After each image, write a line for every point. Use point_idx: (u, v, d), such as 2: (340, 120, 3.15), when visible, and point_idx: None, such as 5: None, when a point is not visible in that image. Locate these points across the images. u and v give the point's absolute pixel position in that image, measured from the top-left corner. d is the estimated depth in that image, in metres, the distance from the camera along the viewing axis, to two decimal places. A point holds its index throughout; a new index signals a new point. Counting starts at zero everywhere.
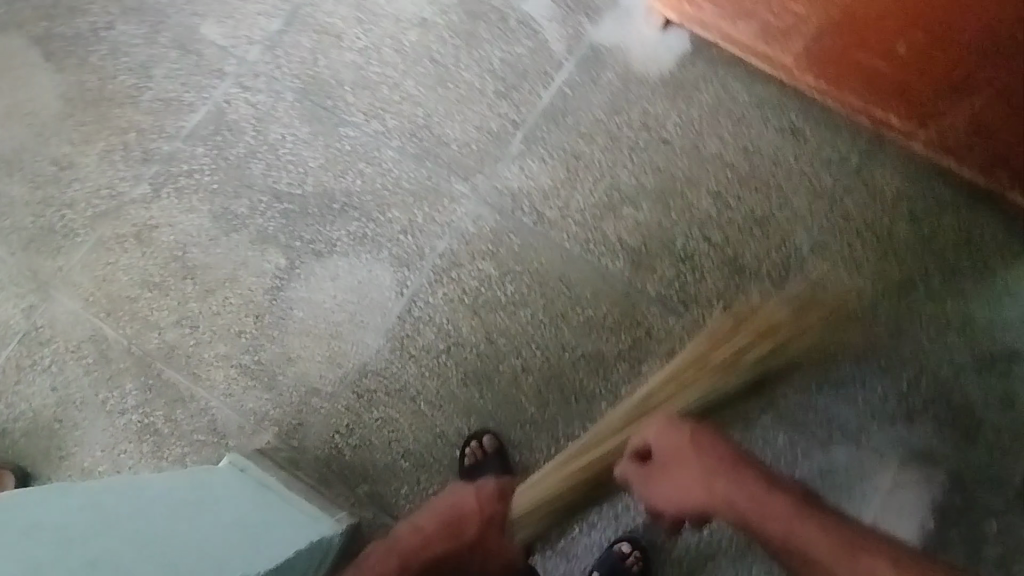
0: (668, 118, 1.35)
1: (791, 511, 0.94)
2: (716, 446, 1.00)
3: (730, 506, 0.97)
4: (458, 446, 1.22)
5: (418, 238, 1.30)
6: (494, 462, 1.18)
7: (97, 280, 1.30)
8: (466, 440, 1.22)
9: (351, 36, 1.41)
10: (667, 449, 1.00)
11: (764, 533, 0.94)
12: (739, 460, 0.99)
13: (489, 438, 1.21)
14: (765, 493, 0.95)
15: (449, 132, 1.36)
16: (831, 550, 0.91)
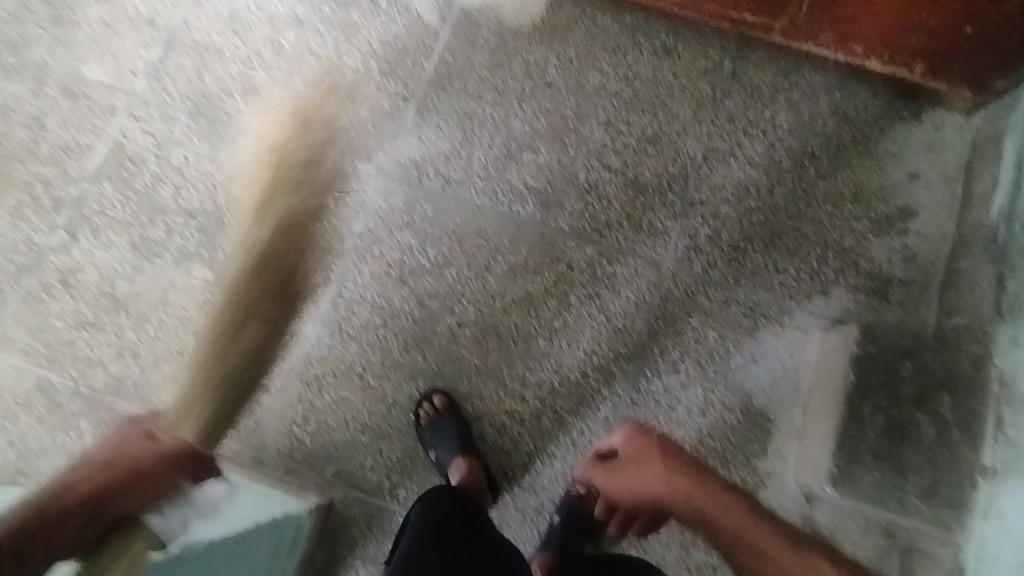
0: (548, 63, 1.42)
1: (742, 506, 0.90)
2: (679, 454, 0.99)
3: (695, 515, 0.91)
4: (412, 409, 1.26)
5: (335, 224, 1.34)
6: (446, 417, 1.21)
7: (32, 331, 1.32)
8: (420, 400, 1.25)
9: (232, 49, 1.46)
10: (632, 447, 0.99)
11: (712, 525, 0.89)
12: (704, 469, 0.96)
13: (439, 396, 1.24)
14: (720, 489, 0.92)
15: (344, 118, 1.40)
16: (775, 540, 0.85)
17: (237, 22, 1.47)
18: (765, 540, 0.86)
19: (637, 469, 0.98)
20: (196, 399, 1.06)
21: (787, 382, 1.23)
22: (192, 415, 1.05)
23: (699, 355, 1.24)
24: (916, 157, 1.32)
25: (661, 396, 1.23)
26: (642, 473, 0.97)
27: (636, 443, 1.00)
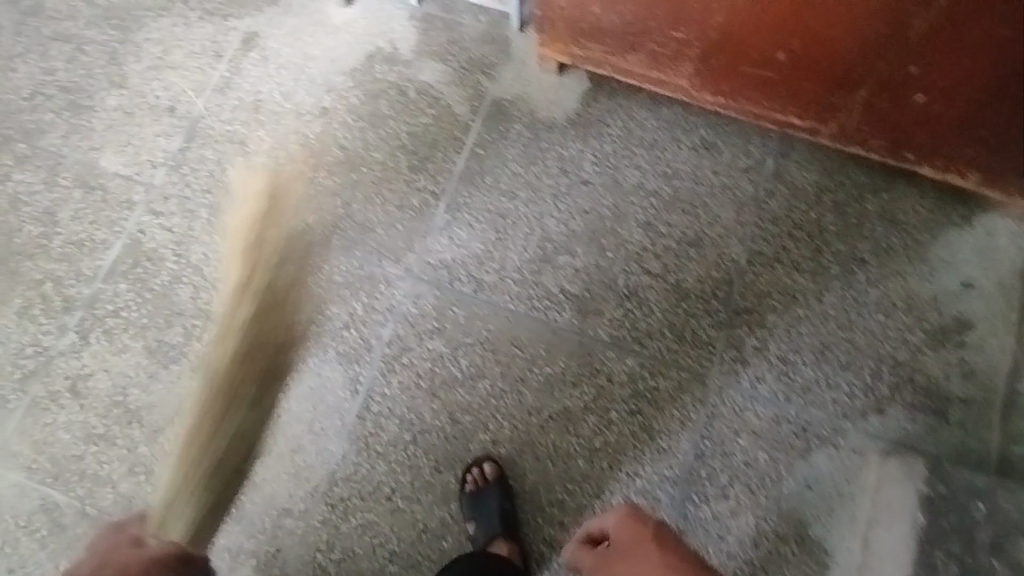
0: (583, 158, 1.36)
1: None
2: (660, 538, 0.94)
3: None
4: (458, 475, 1.20)
5: (362, 330, 1.28)
6: (494, 490, 1.16)
7: (38, 445, 1.24)
8: (467, 466, 1.20)
9: (256, 140, 1.41)
10: (622, 531, 0.97)
11: None
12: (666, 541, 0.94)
13: (490, 465, 1.19)
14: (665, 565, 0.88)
15: (371, 216, 1.34)
16: None
17: (261, 111, 1.43)
18: None
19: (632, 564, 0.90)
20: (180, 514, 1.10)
21: (843, 510, 1.16)
22: (176, 528, 1.10)
23: (748, 479, 1.18)
24: (973, 264, 1.26)
25: (709, 523, 1.17)
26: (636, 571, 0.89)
27: (632, 530, 0.96)
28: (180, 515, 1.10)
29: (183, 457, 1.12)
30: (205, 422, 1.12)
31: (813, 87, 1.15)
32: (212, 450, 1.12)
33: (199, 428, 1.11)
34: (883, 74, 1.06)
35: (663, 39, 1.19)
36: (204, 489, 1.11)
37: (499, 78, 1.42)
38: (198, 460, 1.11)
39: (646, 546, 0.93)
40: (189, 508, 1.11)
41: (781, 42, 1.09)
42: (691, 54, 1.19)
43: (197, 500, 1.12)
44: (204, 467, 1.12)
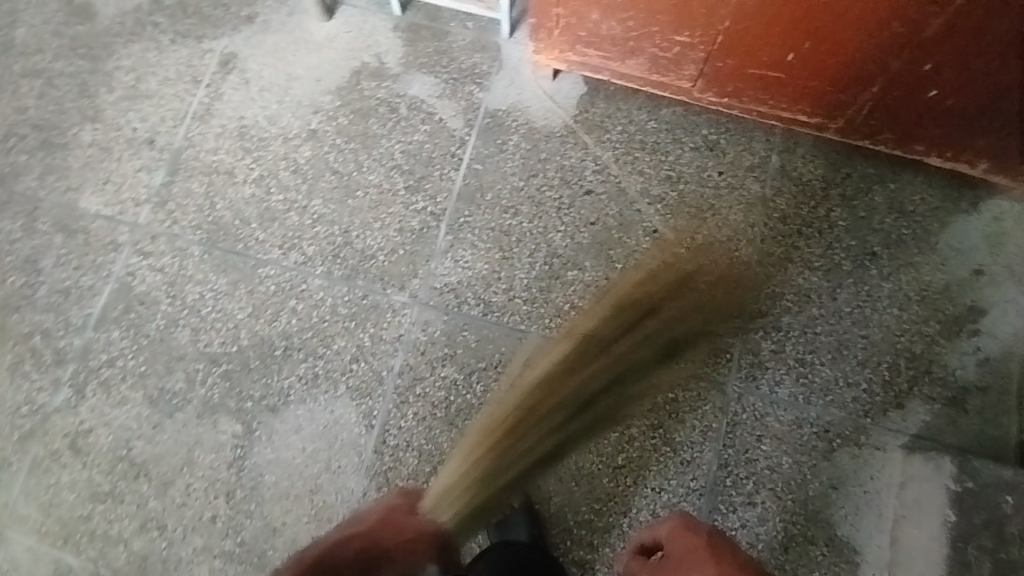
0: (585, 168, 1.32)
1: None
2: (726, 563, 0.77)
3: None
4: None
5: (373, 361, 1.24)
6: (521, 516, 1.15)
7: (44, 506, 1.20)
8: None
9: (243, 169, 1.36)
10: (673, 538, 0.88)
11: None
12: None
13: None
14: None
15: (372, 243, 1.30)
16: None
17: (246, 138, 1.37)
18: None
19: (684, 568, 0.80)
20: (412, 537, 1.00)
21: (870, 509, 1.16)
22: (448, 510, 1.06)
23: (774, 485, 1.17)
24: (981, 251, 1.26)
25: (738, 533, 1.16)
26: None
27: (685, 539, 0.85)
28: (451, 503, 1.06)
29: (473, 457, 1.09)
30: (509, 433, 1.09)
31: (821, 85, 1.15)
32: (516, 451, 1.09)
33: (500, 429, 1.09)
34: (896, 71, 1.07)
35: (665, 43, 1.16)
36: (474, 477, 1.07)
37: (492, 88, 1.37)
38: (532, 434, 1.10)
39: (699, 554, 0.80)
40: (443, 496, 1.07)
41: (792, 45, 1.08)
42: (694, 57, 1.17)
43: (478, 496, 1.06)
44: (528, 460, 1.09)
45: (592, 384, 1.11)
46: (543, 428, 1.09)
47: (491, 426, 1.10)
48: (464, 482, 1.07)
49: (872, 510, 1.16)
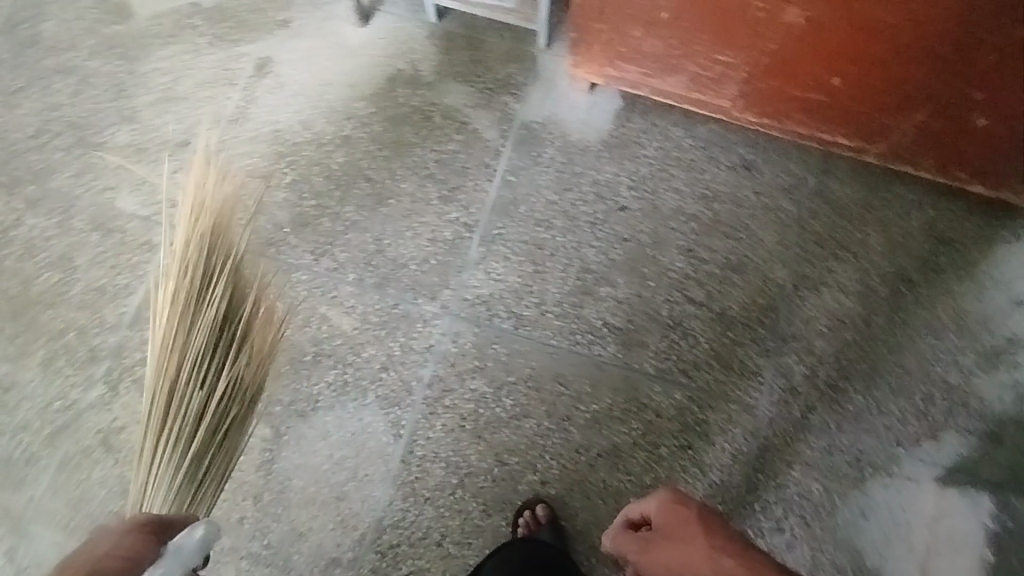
0: (620, 183, 1.32)
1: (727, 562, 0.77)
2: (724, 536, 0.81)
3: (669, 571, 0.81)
4: (510, 518, 1.19)
5: (401, 371, 1.24)
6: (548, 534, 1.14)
7: (73, 502, 1.21)
8: (519, 509, 1.19)
9: (277, 173, 1.36)
10: (661, 515, 0.88)
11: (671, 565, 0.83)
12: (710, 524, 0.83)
13: (542, 507, 1.17)
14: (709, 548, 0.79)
15: (404, 252, 1.30)
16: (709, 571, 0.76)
17: (280, 142, 1.37)
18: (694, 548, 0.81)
19: (676, 549, 0.82)
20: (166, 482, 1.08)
21: (900, 540, 1.15)
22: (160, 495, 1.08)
23: (804, 512, 1.16)
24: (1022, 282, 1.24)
25: None
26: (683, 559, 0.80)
27: (673, 515, 0.86)
28: (161, 494, 1.08)
29: (140, 457, 1.08)
30: (183, 376, 1.09)
31: (865, 108, 1.13)
32: (188, 411, 1.09)
33: (175, 396, 1.09)
34: (944, 97, 1.05)
35: (707, 62, 1.15)
36: (184, 451, 1.09)
37: (528, 99, 1.36)
38: (220, 410, 1.13)
39: (690, 526, 0.83)
40: (168, 481, 1.08)
41: (837, 68, 1.07)
42: (735, 77, 1.16)
43: (229, 460, 1.16)
44: (218, 435, 1.13)
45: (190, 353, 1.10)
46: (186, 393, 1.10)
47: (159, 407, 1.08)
48: (159, 469, 1.08)
49: (901, 541, 1.15)
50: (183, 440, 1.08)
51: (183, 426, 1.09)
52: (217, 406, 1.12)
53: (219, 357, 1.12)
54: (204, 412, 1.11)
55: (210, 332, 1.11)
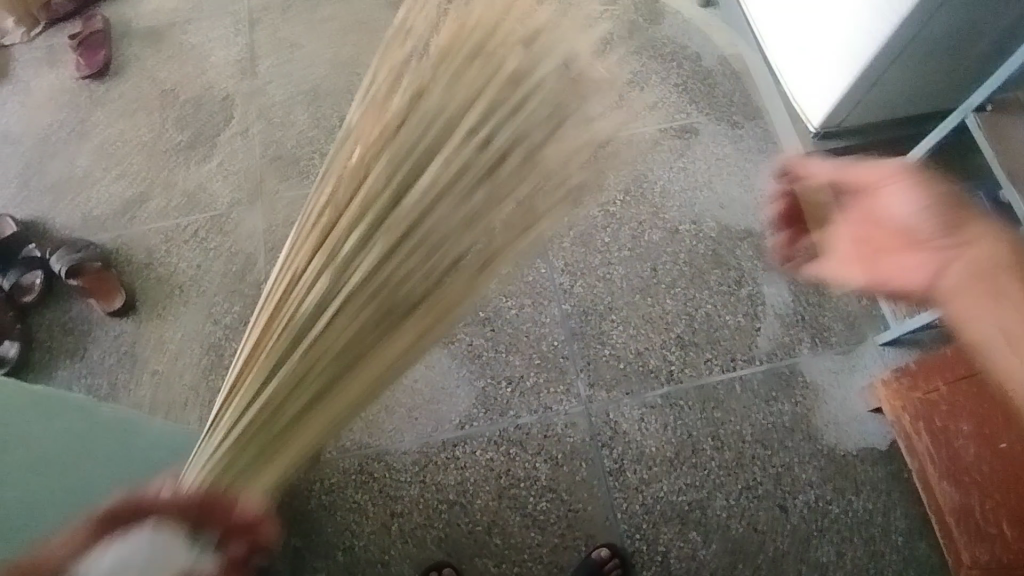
0: (805, 492, 1.21)
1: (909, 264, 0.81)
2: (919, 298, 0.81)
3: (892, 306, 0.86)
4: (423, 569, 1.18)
5: (516, 396, 1.29)
6: None
7: (288, 220, 1.46)
8: (433, 565, 1.17)
9: (610, 195, 1.44)
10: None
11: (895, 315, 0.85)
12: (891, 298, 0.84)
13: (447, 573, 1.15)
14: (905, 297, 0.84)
15: (612, 335, 1.33)
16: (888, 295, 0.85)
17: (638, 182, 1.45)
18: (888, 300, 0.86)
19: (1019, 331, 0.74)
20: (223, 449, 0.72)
21: None
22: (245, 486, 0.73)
23: None
24: None
25: None
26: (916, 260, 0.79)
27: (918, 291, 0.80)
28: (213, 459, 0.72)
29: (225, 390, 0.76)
30: (307, 311, 0.74)
31: None
32: (301, 340, 0.74)
33: (280, 311, 0.75)
34: None
35: (988, 512, 1.02)
36: (257, 399, 0.74)
37: (819, 358, 1.29)
38: (337, 352, 0.74)
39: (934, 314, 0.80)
40: (222, 442, 0.73)
41: None
42: (996, 553, 1.00)
43: (325, 429, 0.76)
44: (317, 385, 0.74)
45: (320, 301, 0.74)
46: (284, 359, 0.74)
47: (269, 347, 0.74)
48: (223, 415, 0.75)
49: None
50: (251, 389, 0.74)
51: (268, 367, 0.74)
52: (337, 352, 0.74)
53: (348, 282, 0.74)
54: (295, 342, 0.74)
55: (344, 260, 0.74)
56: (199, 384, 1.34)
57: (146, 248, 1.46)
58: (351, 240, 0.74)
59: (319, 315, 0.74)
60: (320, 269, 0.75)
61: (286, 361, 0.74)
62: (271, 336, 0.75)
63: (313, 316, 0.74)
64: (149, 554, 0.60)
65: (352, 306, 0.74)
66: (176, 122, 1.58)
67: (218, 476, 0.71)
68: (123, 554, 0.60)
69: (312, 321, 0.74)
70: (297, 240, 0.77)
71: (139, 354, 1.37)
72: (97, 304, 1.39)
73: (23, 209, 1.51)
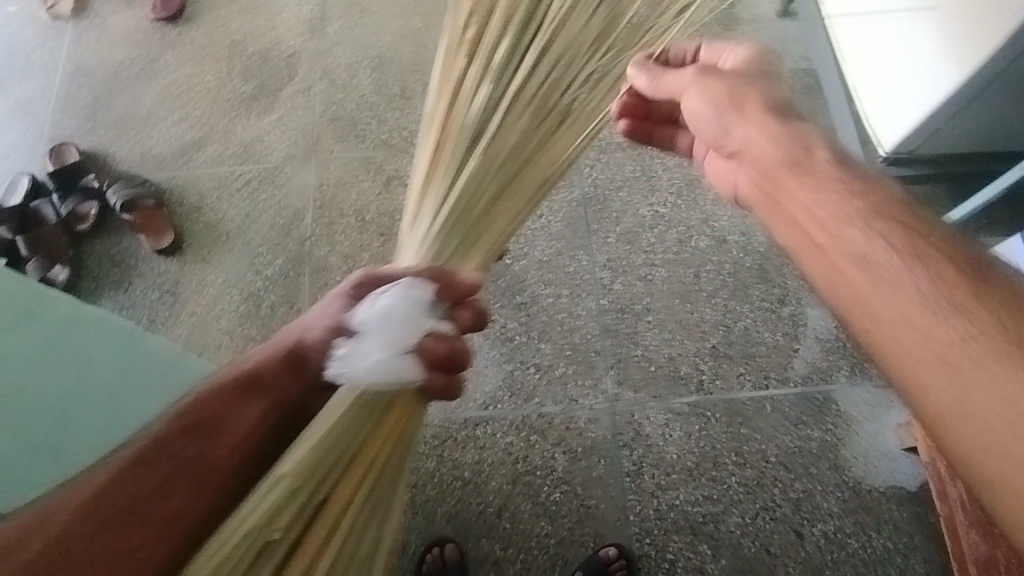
0: (824, 521, 1.18)
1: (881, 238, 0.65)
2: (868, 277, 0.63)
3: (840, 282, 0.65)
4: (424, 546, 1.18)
5: (542, 384, 1.28)
6: None
7: (339, 181, 1.48)
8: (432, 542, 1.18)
9: (662, 196, 1.43)
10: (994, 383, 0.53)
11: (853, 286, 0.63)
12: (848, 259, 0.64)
13: (450, 547, 1.16)
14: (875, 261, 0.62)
15: (647, 336, 1.31)
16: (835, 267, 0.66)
17: (692, 187, 1.43)
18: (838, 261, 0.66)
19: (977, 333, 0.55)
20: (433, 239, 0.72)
21: None
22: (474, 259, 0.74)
23: None
24: None
25: None
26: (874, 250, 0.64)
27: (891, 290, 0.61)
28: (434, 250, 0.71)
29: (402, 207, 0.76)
30: (470, 103, 0.75)
31: None
32: (471, 129, 0.75)
33: (453, 108, 0.76)
34: None
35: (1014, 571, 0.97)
36: (455, 185, 0.73)
37: (856, 389, 1.26)
38: (538, 120, 0.78)
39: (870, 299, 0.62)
40: (433, 224, 0.71)
41: None
42: None
43: (521, 209, 0.78)
44: (509, 166, 0.76)
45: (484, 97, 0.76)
46: (462, 150, 0.75)
47: (447, 146, 0.74)
48: (420, 214, 0.73)
49: None
50: (445, 181, 0.73)
51: (458, 158, 0.74)
52: (528, 136, 0.77)
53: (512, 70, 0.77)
54: (481, 133, 0.75)
55: (502, 64, 0.77)
56: (235, 330, 1.36)
57: (198, 192, 1.49)
58: (505, 45, 0.77)
59: (482, 103, 0.76)
60: (481, 74, 0.76)
61: (469, 146, 0.75)
62: (448, 139, 0.75)
63: (481, 102, 0.76)
64: (408, 298, 0.63)
65: (516, 91, 0.77)
66: (242, 72, 1.60)
67: (434, 256, 0.71)
68: (383, 303, 0.63)
69: (477, 111, 0.76)
70: (446, 54, 0.78)
71: (180, 294, 1.40)
72: (147, 240, 1.43)
73: (87, 139, 1.55)
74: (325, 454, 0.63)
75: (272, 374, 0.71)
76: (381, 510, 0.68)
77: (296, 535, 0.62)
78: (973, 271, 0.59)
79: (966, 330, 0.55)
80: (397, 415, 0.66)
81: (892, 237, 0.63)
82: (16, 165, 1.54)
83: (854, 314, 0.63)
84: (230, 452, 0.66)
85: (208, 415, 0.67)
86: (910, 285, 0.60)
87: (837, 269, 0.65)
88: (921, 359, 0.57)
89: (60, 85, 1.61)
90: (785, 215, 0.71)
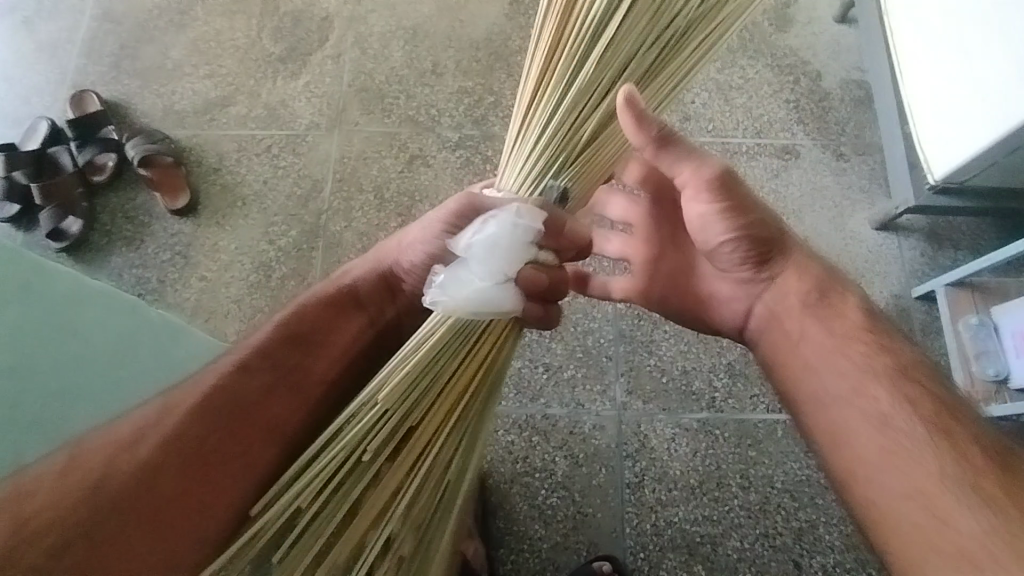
0: (824, 554, 1.15)
1: (904, 404, 0.72)
2: (876, 435, 0.71)
3: (841, 435, 0.74)
4: None
5: (550, 384, 1.25)
6: None
7: (361, 155, 1.44)
8: None
9: None
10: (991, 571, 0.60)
11: (854, 442, 0.72)
12: (868, 417, 0.72)
13: None
14: (886, 423, 0.71)
15: (662, 345, 1.27)
16: (846, 420, 0.74)
17: None
18: (859, 422, 0.73)
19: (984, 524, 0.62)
20: (544, 150, 0.71)
21: None
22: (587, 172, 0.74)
23: None
24: None
25: None
26: (893, 419, 0.71)
27: (902, 462, 0.68)
28: (541, 161, 0.71)
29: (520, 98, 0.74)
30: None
31: None
32: (593, 27, 0.68)
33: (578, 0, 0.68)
34: None
35: None
36: (566, 98, 0.70)
37: None
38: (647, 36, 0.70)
39: (873, 456, 0.71)
40: (538, 142, 0.71)
41: None
42: None
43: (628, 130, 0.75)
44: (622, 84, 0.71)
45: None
46: (583, 47, 0.69)
47: (569, 43, 0.69)
48: (529, 127, 0.72)
49: None
50: (555, 94, 0.71)
51: (571, 68, 0.70)
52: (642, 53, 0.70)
53: None
54: (598, 38, 0.69)
55: None
56: (243, 299, 1.34)
57: (218, 153, 1.46)
58: None
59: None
60: None
61: (588, 42, 0.69)
62: (565, 44, 0.70)
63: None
64: (513, 228, 0.66)
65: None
66: (272, 32, 1.55)
67: (533, 182, 0.71)
68: (490, 231, 0.66)
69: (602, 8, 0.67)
70: None
71: (192, 257, 1.38)
72: (162, 198, 1.40)
73: (109, 88, 1.52)
74: (431, 374, 0.68)
75: (372, 294, 0.83)
76: (469, 439, 0.74)
77: (387, 451, 0.67)
78: (1001, 463, 0.66)
79: (984, 521, 0.62)
80: (490, 339, 0.72)
81: (914, 411, 0.71)
82: (35, 109, 1.51)
83: (853, 471, 0.72)
84: (326, 365, 0.77)
85: (308, 330, 0.78)
86: (925, 466, 0.67)
87: (847, 425, 0.74)
88: (920, 531, 0.65)
89: (85, 29, 1.57)
90: (798, 357, 0.81)
